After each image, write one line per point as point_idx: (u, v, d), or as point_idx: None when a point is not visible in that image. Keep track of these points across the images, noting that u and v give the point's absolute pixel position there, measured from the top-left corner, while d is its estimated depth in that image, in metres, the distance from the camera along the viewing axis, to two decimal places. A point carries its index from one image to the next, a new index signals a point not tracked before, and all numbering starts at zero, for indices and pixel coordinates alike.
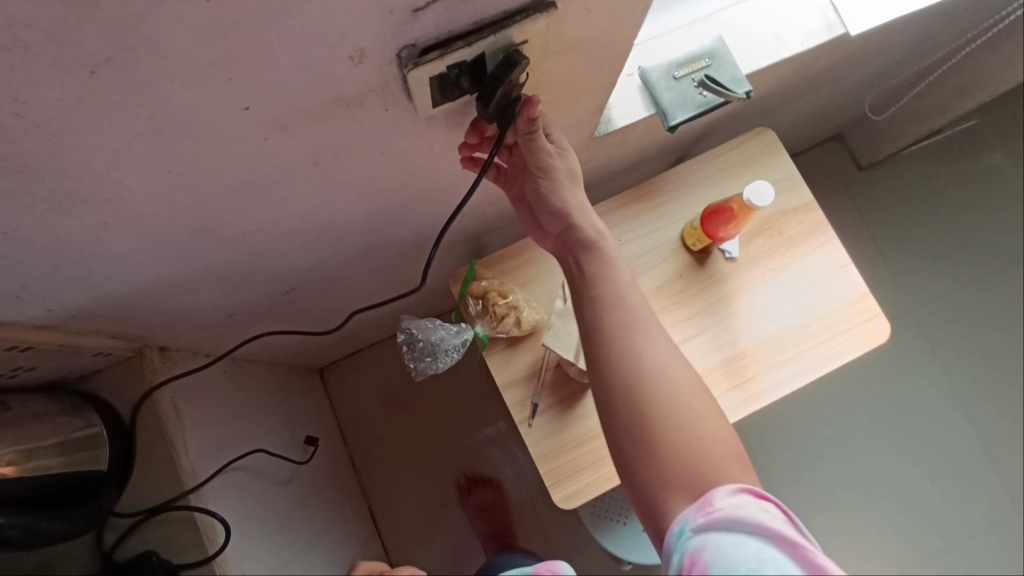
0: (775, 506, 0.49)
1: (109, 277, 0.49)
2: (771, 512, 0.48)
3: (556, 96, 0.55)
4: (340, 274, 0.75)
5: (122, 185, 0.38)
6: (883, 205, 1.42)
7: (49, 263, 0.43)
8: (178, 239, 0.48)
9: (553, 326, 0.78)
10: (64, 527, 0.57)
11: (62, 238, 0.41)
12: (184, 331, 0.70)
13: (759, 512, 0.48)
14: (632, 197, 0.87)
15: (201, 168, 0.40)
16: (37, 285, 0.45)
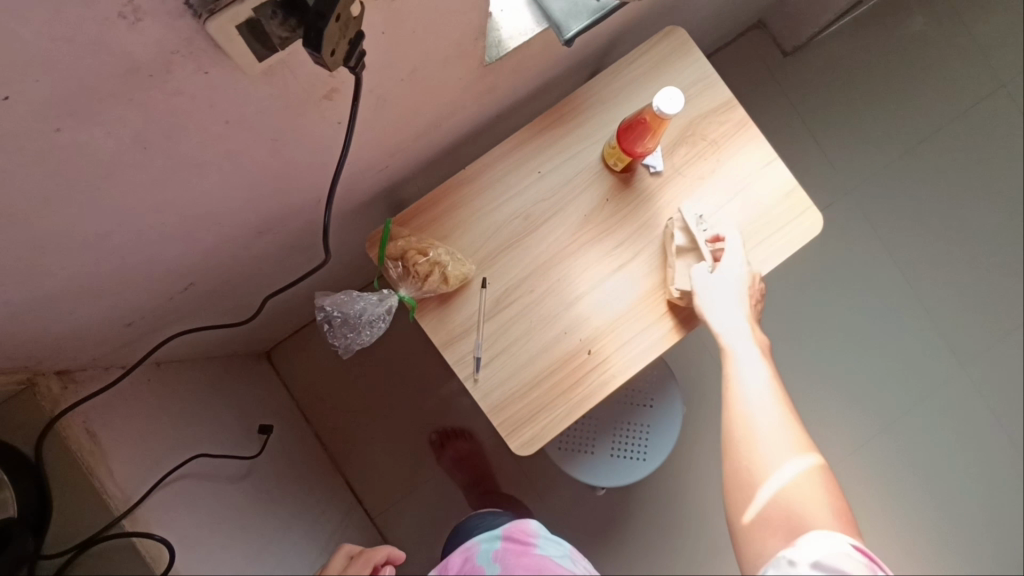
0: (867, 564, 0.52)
1: None
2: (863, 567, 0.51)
3: (424, 25, 0.48)
4: (242, 259, 0.69)
5: None
6: (810, 89, 1.39)
7: None
8: (6, 258, 0.41)
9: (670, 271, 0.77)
10: None
11: None
12: (81, 351, 0.64)
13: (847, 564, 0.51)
14: (545, 122, 0.81)
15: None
16: None
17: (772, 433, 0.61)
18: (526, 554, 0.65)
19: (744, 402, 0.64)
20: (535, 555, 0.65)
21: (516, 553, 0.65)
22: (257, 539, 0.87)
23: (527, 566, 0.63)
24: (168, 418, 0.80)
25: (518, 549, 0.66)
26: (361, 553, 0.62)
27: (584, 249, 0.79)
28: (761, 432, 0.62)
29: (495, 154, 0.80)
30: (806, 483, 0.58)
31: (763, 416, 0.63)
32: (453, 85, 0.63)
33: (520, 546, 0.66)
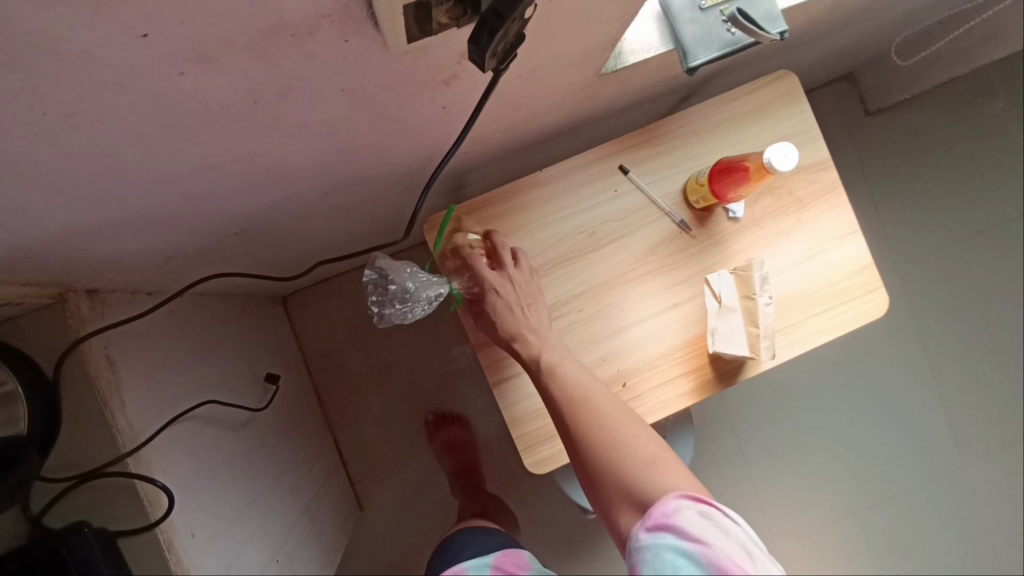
0: (715, 521, 0.53)
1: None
2: (707, 515, 0.53)
3: (564, 28, 0.45)
4: (298, 216, 0.66)
5: None
6: (885, 155, 1.34)
7: None
8: (83, 186, 0.38)
9: (716, 329, 0.74)
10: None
11: None
12: (116, 274, 0.61)
13: (696, 525, 0.52)
14: (633, 141, 0.77)
15: (98, 108, 0.30)
16: None
17: (602, 411, 0.62)
18: None
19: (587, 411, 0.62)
20: None
21: None
22: (256, 489, 0.85)
23: None
24: (183, 354, 0.77)
25: None
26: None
27: (640, 279, 0.76)
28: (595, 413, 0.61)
29: (573, 163, 0.76)
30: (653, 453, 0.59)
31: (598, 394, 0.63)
32: (561, 88, 0.59)
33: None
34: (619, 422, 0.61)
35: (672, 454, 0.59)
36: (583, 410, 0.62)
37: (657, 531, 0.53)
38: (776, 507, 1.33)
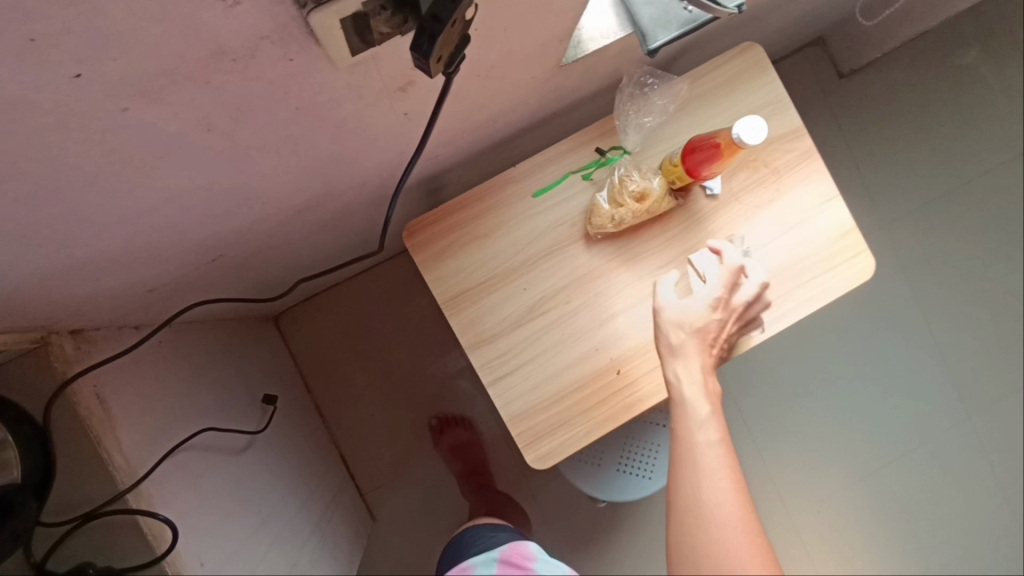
0: None
1: None
2: None
3: (517, 23, 0.44)
4: (275, 236, 0.66)
5: None
6: (861, 116, 1.34)
7: None
8: (44, 229, 0.38)
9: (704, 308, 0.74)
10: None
11: None
12: (96, 313, 0.61)
13: None
14: (604, 126, 0.76)
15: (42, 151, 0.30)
16: None
17: (718, 492, 0.57)
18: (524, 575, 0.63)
19: (705, 475, 0.58)
20: None
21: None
22: (264, 511, 0.85)
23: None
24: (176, 384, 0.77)
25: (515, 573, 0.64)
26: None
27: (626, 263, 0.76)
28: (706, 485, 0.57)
29: (545, 156, 0.76)
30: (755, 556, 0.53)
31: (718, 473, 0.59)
32: (524, 83, 0.59)
33: (516, 568, 0.64)
34: (729, 516, 0.55)
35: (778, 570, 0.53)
36: (699, 485, 0.58)
37: None
38: (785, 476, 1.34)
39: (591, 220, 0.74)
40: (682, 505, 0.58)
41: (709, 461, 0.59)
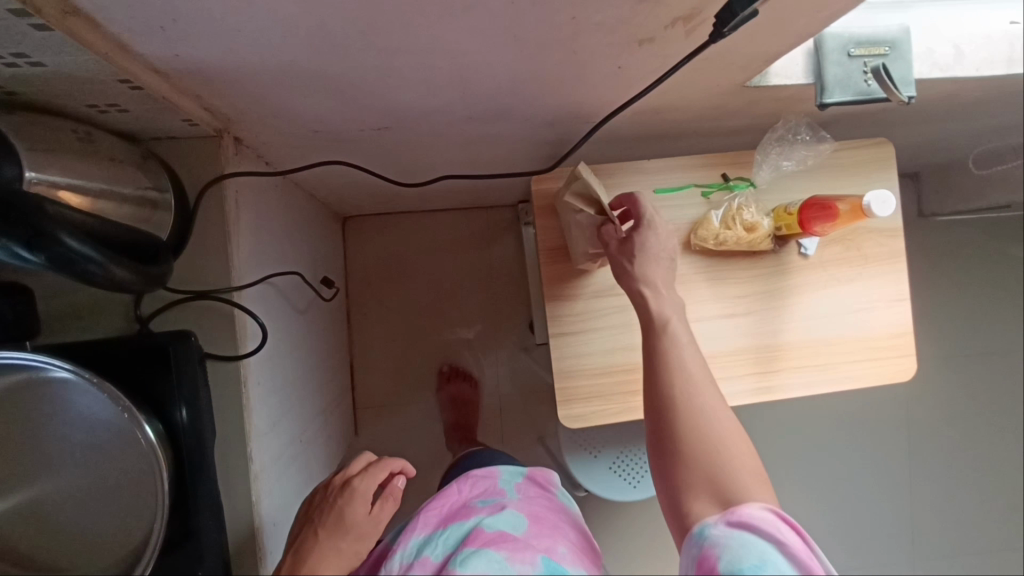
0: (789, 526, 0.53)
1: (250, 44, 0.46)
2: (790, 531, 0.52)
3: (753, 29, 0.52)
4: (435, 131, 0.72)
5: None
6: (933, 252, 1.39)
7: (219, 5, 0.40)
8: (339, 31, 0.45)
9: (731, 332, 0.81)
10: (134, 279, 0.52)
11: None
12: (267, 130, 0.67)
13: (774, 526, 0.52)
14: (735, 157, 0.83)
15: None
16: (189, 25, 0.42)
17: (708, 402, 0.62)
18: (545, 492, 0.82)
19: (691, 381, 0.63)
20: (551, 497, 0.81)
21: (536, 491, 0.81)
22: (298, 372, 0.90)
23: (548, 502, 0.79)
24: (275, 227, 0.83)
25: (538, 490, 0.82)
26: (380, 458, 0.72)
27: (710, 281, 0.82)
28: (701, 407, 0.61)
29: (678, 162, 0.83)
30: (752, 482, 0.57)
31: (711, 400, 0.62)
32: (707, 88, 0.66)
33: (540, 486, 0.83)
34: (723, 424, 0.61)
35: (763, 484, 0.58)
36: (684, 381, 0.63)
37: (741, 524, 0.52)
38: None
39: (696, 230, 0.80)
40: (673, 406, 0.62)
41: (694, 368, 0.64)
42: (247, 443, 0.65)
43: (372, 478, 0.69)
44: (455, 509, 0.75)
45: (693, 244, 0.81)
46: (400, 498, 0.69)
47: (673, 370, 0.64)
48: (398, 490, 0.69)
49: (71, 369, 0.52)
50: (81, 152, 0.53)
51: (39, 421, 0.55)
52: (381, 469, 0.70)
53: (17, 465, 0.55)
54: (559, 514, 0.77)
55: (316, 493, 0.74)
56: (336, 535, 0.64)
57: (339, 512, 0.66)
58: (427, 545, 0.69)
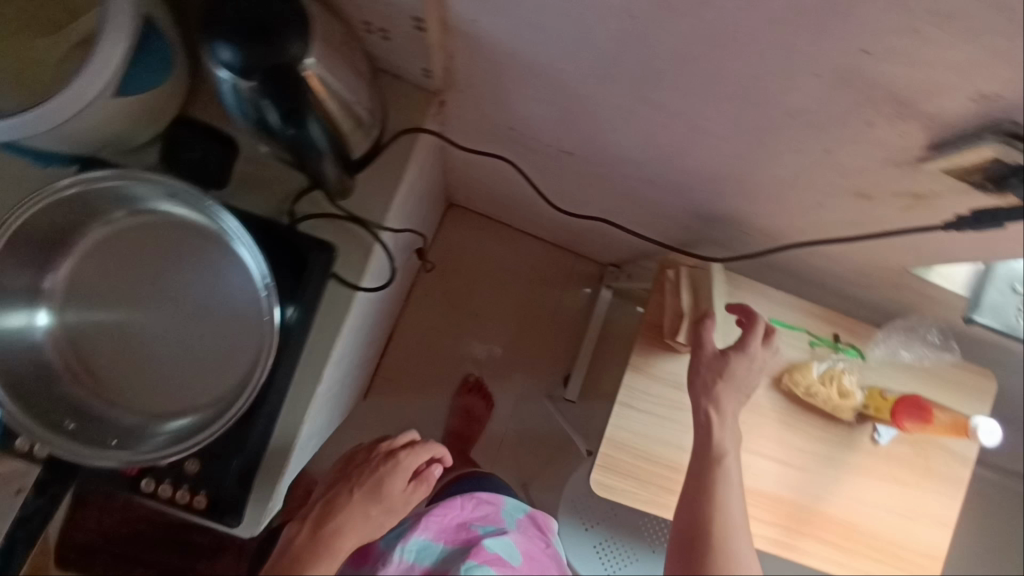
0: None
1: (540, 45, 0.50)
2: None
3: (961, 230, 0.54)
4: (610, 177, 0.76)
5: (689, 14, 0.39)
6: (970, 493, 1.37)
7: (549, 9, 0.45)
8: (622, 70, 0.49)
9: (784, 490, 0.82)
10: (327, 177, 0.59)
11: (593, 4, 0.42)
12: (471, 109, 0.72)
13: None
14: (852, 324, 0.85)
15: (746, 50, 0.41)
16: (508, 9, 0.47)
17: (736, 543, 0.65)
18: (542, 536, 0.81)
19: (725, 517, 0.66)
20: (547, 543, 0.81)
21: (534, 532, 0.81)
22: (372, 322, 0.92)
23: (543, 548, 0.79)
24: (422, 190, 0.87)
25: (537, 531, 0.82)
26: (426, 440, 0.77)
27: (780, 423, 0.84)
28: (729, 545, 0.64)
29: (799, 303, 0.85)
30: None
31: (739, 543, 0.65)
32: (872, 255, 0.69)
33: (540, 530, 0.82)
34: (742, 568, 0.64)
35: None
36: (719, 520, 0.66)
37: None
38: None
39: (792, 372, 0.82)
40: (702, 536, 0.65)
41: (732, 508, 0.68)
42: (322, 369, 0.66)
43: (416, 457, 0.75)
44: (455, 524, 0.79)
45: (784, 382, 0.83)
46: (434, 483, 0.75)
47: (711, 502, 0.68)
48: (434, 473, 0.75)
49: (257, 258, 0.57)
50: (339, 44, 0.54)
51: (202, 272, 0.60)
52: (426, 451, 0.75)
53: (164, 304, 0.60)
54: (551, 562, 0.77)
55: (360, 448, 0.79)
56: (369, 497, 0.71)
57: (378, 482, 0.72)
58: (426, 551, 0.75)
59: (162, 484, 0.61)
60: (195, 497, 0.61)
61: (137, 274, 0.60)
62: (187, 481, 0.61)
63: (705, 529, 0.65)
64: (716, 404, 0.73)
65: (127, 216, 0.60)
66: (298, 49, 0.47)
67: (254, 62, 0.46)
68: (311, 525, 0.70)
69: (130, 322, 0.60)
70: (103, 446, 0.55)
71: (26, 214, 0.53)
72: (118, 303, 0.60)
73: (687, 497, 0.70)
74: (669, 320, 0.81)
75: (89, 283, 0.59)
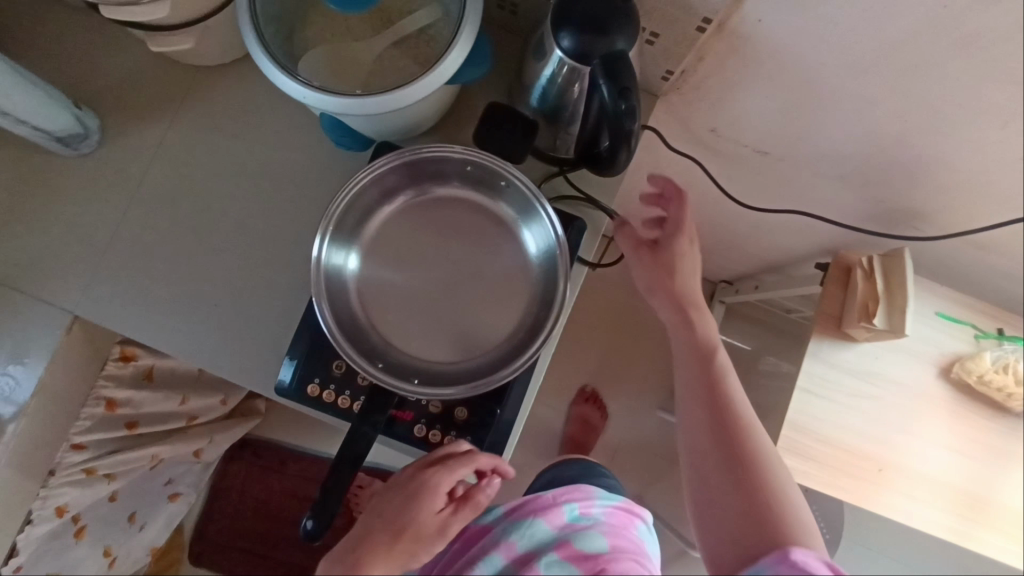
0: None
1: (803, 38, 0.61)
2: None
3: None
4: (793, 176, 0.85)
5: None
6: None
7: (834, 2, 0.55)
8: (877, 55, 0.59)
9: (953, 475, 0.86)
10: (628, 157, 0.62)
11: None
12: (678, 114, 0.82)
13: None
14: (1010, 319, 0.91)
15: (1004, 12, 0.53)
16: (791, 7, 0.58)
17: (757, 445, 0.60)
18: (628, 526, 0.65)
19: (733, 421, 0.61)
20: (634, 535, 0.65)
21: (619, 522, 0.65)
22: None
23: (628, 541, 0.63)
24: None
25: (622, 520, 0.66)
26: (472, 453, 0.61)
27: (951, 412, 0.88)
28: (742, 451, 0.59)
29: (959, 299, 0.91)
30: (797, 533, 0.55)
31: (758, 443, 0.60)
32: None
33: (627, 521, 0.66)
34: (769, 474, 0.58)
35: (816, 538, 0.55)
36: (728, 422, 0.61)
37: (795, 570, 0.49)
38: None
39: (964, 361, 0.87)
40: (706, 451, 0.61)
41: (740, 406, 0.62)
42: None
43: (452, 476, 0.59)
44: (546, 499, 0.67)
45: (954, 371, 0.88)
46: (481, 504, 0.61)
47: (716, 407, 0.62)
48: (481, 500, 0.62)
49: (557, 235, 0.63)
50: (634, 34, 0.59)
51: (480, 249, 0.69)
52: (467, 467, 0.59)
53: (474, 267, 0.68)
54: (639, 561, 0.61)
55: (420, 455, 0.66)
56: (397, 528, 0.59)
57: (405, 507, 0.59)
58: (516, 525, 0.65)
59: (433, 429, 0.67)
60: None
61: (450, 235, 0.68)
62: (452, 429, 0.67)
63: (742, 425, 0.61)
64: (683, 303, 0.67)
65: (461, 185, 0.68)
66: (620, 37, 0.54)
67: (584, 46, 0.54)
68: (343, 548, 0.60)
69: (439, 278, 0.68)
70: (409, 382, 0.62)
71: (410, 155, 0.63)
72: (433, 258, 0.68)
73: (694, 397, 0.64)
74: (847, 309, 0.87)
75: (408, 235, 0.68)
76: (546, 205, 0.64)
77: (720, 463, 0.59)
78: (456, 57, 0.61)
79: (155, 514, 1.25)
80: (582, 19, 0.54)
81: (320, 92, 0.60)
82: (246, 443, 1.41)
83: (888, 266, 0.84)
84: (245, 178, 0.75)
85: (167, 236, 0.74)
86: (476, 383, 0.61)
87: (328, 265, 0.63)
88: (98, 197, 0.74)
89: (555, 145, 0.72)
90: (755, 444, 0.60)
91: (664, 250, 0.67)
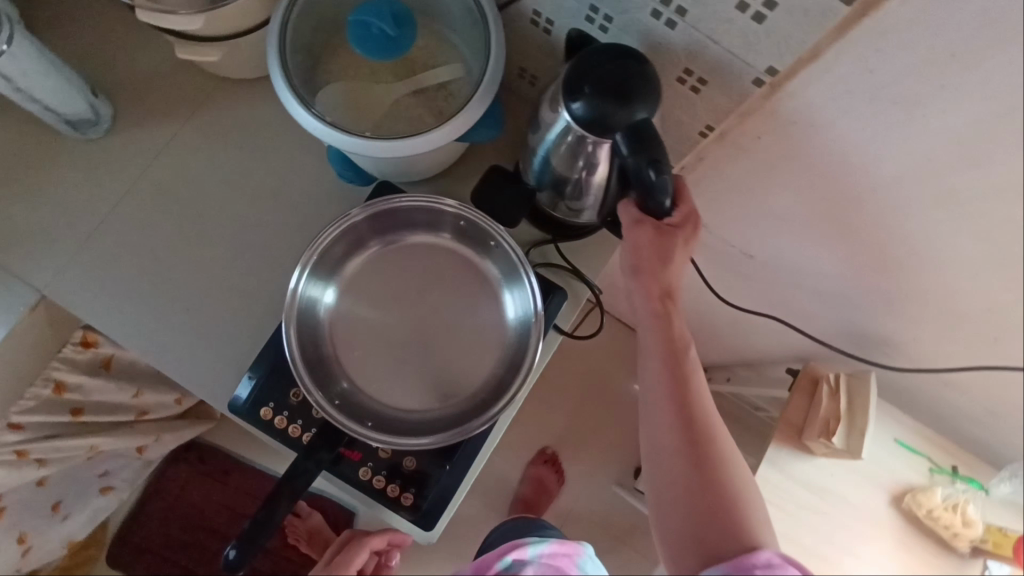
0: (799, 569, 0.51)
1: (796, 161, 0.64)
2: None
3: None
4: (775, 284, 0.87)
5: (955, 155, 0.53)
6: None
7: (829, 137, 0.59)
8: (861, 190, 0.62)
9: None
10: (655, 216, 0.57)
11: (871, 138, 0.56)
12: None
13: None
14: (963, 458, 0.92)
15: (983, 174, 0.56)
16: (786, 134, 0.61)
17: (726, 448, 0.57)
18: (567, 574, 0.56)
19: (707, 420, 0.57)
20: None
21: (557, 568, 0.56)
22: None
23: None
24: None
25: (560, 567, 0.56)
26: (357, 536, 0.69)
27: (897, 543, 0.88)
28: (714, 455, 0.56)
29: (919, 431, 0.93)
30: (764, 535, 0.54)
31: (726, 445, 0.57)
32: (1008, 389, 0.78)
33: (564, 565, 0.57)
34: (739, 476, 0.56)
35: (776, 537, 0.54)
36: (704, 423, 0.57)
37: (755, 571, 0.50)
38: None
39: (915, 493, 0.88)
40: (676, 452, 0.56)
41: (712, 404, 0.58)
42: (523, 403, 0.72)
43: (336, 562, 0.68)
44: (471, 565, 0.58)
45: (906, 502, 0.89)
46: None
47: (693, 404, 0.57)
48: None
49: (535, 305, 0.64)
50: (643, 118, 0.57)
51: (458, 303, 0.69)
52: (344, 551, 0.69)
53: (450, 321, 0.68)
54: None
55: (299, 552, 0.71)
56: None
57: None
58: None
59: (379, 475, 0.65)
60: (403, 494, 0.65)
61: (433, 284, 0.69)
62: (399, 477, 0.66)
63: (701, 408, 0.57)
64: (661, 275, 0.61)
65: (451, 237, 0.69)
66: (643, 109, 0.50)
67: (600, 110, 0.49)
68: None
69: (416, 325, 0.68)
70: (364, 425, 0.61)
71: (405, 202, 0.64)
72: (412, 304, 0.69)
73: (655, 377, 0.59)
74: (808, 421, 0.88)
75: (393, 277, 0.69)
76: (531, 275, 0.64)
77: (685, 456, 0.56)
78: (466, 118, 0.63)
79: (82, 506, 1.20)
80: (606, 79, 0.49)
81: (330, 127, 0.62)
82: (193, 446, 1.37)
83: (853, 386, 0.85)
84: (241, 190, 0.77)
85: (153, 232, 0.75)
86: (429, 437, 0.60)
87: (303, 297, 0.64)
88: (96, 183, 0.75)
89: (549, 201, 0.68)
90: (711, 429, 0.57)
91: (666, 238, 0.60)
